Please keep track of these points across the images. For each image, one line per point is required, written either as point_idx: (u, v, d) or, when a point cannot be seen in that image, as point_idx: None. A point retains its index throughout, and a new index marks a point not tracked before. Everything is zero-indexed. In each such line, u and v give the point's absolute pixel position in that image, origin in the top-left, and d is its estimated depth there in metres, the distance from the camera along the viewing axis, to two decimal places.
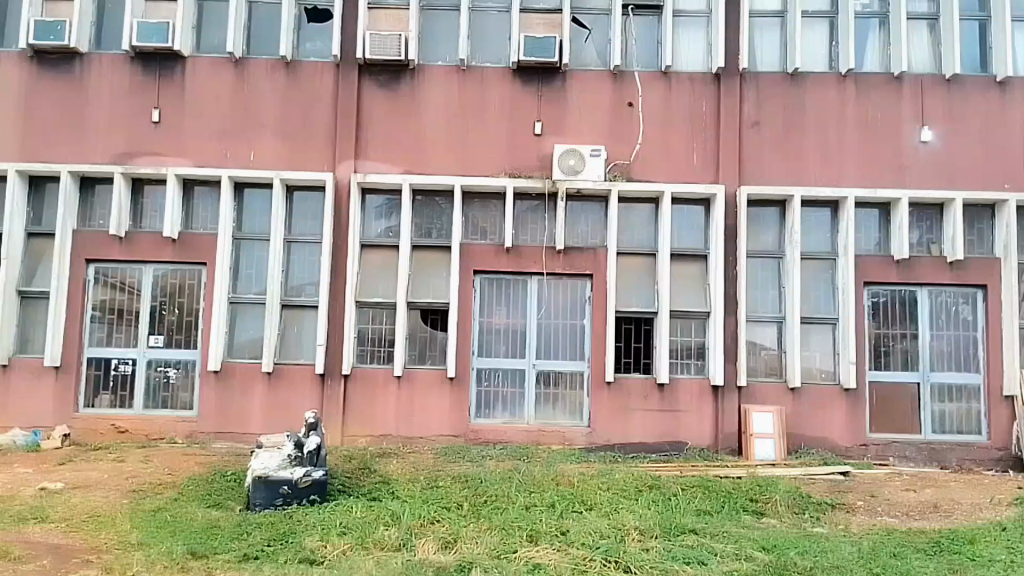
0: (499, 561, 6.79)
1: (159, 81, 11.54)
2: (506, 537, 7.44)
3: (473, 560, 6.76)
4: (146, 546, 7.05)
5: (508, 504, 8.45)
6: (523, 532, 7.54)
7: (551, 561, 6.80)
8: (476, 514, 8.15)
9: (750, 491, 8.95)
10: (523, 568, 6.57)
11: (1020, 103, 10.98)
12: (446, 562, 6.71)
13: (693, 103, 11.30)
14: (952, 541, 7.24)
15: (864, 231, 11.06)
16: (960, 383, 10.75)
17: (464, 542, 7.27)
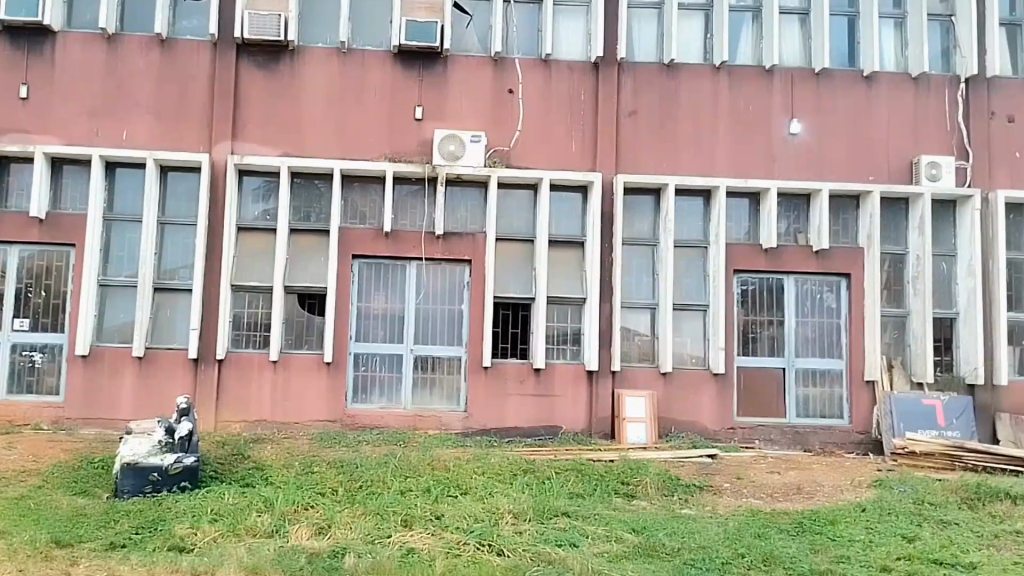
0: (372, 546, 6.63)
1: (28, 56, 10.81)
2: (380, 522, 7.27)
3: (346, 545, 6.57)
4: (6, 536, 6.57)
5: (383, 489, 8.27)
6: (397, 517, 7.38)
7: (425, 546, 6.69)
8: (351, 499, 7.95)
9: (621, 474, 9.06)
10: (397, 553, 6.43)
11: (883, 98, 11.45)
12: (319, 548, 6.50)
13: (573, 90, 11.31)
14: (813, 522, 7.50)
15: (735, 221, 11.35)
16: (822, 368, 11.18)
17: (338, 528, 7.07)
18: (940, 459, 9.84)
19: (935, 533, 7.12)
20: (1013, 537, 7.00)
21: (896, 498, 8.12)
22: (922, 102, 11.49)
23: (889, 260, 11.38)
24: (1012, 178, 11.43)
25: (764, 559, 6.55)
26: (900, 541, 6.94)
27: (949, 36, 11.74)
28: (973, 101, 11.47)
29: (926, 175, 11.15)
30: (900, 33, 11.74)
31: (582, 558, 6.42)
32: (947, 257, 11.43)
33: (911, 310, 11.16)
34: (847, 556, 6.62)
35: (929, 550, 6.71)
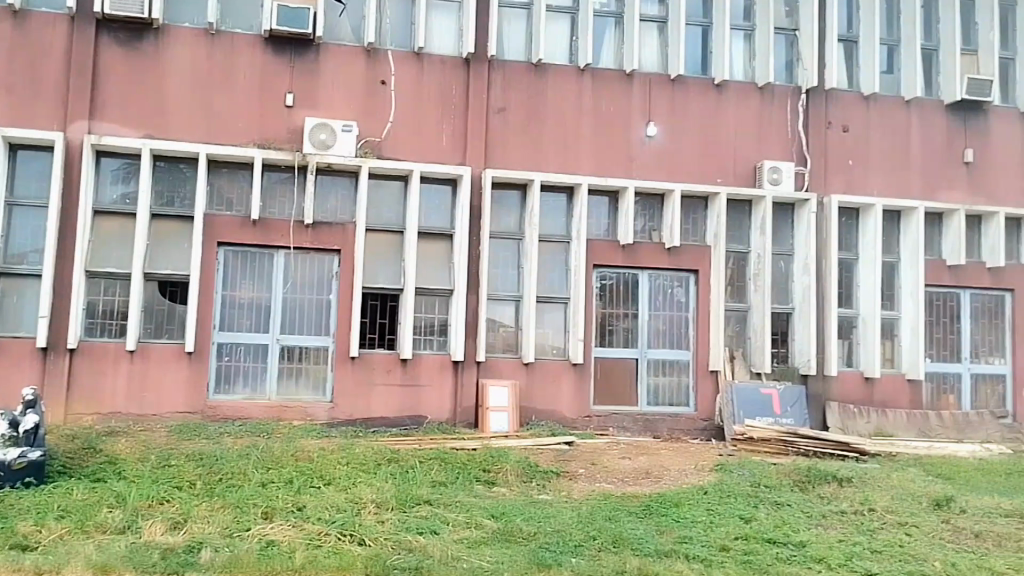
0: (230, 540, 6.60)
1: None
2: (238, 515, 7.23)
3: (203, 540, 6.52)
4: None
5: (243, 481, 8.21)
6: (257, 510, 7.36)
7: (285, 537, 6.71)
8: (209, 493, 7.86)
9: (483, 462, 9.29)
10: (256, 546, 6.43)
11: (732, 106, 12.11)
12: (174, 543, 6.42)
13: (443, 84, 11.45)
14: (660, 505, 7.92)
15: (595, 217, 11.77)
16: (671, 358, 11.75)
17: (194, 522, 6.99)
18: (775, 444, 10.53)
19: (770, 514, 7.64)
20: (838, 516, 7.60)
21: (737, 481, 8.67)
22: (768, 111, 12.22)
23: (734, 258, 12.04)
24: (845, 183, 12.31)
25: (613, 541, 6.88)
26: (738, 522, 7.42)
27: (793, 49, 12.50)
28: (813, 111, 12.30)
29: (768, 179, 11.84)
30: (749, 44, 12.43)
31: (442, 545, 6.59)
32: (786, 257, 12.23)
33: (752, 304, 11.88)
34: (690, 537, 7.04)
35: (764, 530, 7.22)
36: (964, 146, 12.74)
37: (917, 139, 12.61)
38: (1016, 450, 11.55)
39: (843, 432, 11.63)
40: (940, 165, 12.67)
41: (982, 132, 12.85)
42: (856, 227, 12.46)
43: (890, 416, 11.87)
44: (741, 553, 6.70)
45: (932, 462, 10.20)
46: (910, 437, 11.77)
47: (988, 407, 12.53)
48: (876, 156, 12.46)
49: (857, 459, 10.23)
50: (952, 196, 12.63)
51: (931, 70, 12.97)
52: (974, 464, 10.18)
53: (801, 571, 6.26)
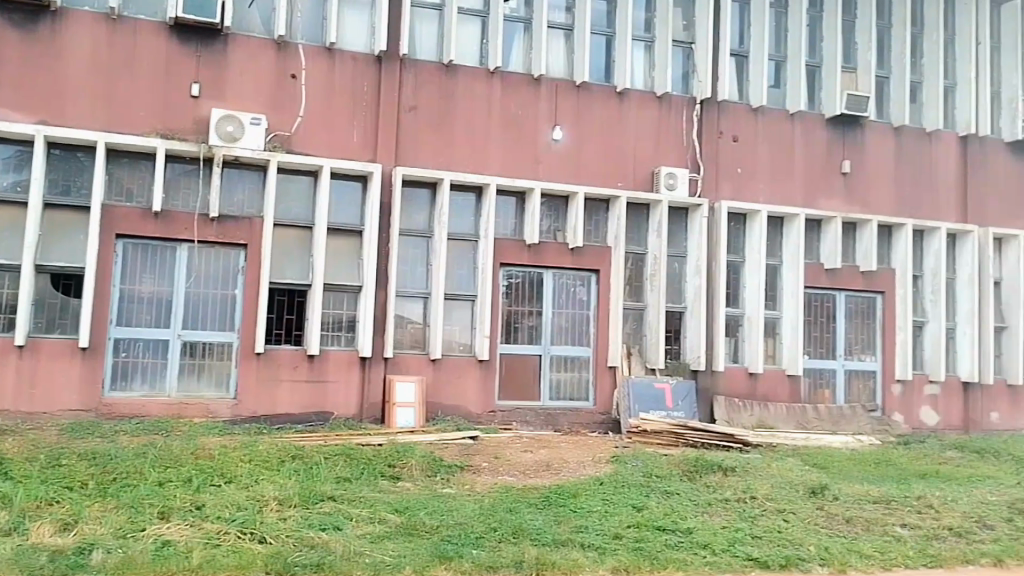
0: (124, 541, 6.58)
1: None
2: (133, 515, 7.20)
3: (95, 541, 6.49)
4: None
5: (139, 481, 8.15)
6: (153, 510, 7.34)
7: (181, 537, 6.72)
8: (103, 492, 7.78)
9: (387, 457, 9.43)
10: (151, 546, 6.43)
11: (633, 113, 12.55)
12: (64, 545, 6.38)
13: (353, 82, 11.52)
14: (558, 496, 8.22)
15: (502, 217, 12.02)
16: (573, 354, 12.11)
17: (86, 523, 6.94)
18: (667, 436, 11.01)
19: (661, 503, 8.03)
20: (724, 504, 8.04)
21: (630, 472, 9.05)
22: (666, 119, 12.72)
23: (632, 258, 12.47)
24: (734, 190, 12.92)
25: (512, 532, 7.13)
26: (631, 511, 7.78)
27: (689, 61, 13.02)
28: (706, 121, 12.86)
29: (664, 184, 12.37)
30: (649, 56, 12.86)
31: (344, 541, 6.71)
32: (680, 257, 12.73)
33: (649, 303, 12.36)
34: (585, 526, 7.34)
35: (655, 518, 7.58)
36: (841, 158, 13.59)
37: (799, 151, 13.36)
38: (885, 441, 12.44)
39: (729, 424, 12.22)
40: (819, 176, 13.47)
41: (858, 145, 13.72)
42: (744, 231, 13.09)
43: (772, 409, 12.54)
44: (633, 541, 7.04)
45: (810, 452, 10.88)
46: (790, 428, 12.43)
47: (861, 401, 13.41)
48: (763, 166, 13.13)
49: (741, 450, 10.89)
50: (830, 204, 13.48)
51: (814, 85, 13.77)
52: (847, 453, 10.90)
53: (689, 557, 6.64)
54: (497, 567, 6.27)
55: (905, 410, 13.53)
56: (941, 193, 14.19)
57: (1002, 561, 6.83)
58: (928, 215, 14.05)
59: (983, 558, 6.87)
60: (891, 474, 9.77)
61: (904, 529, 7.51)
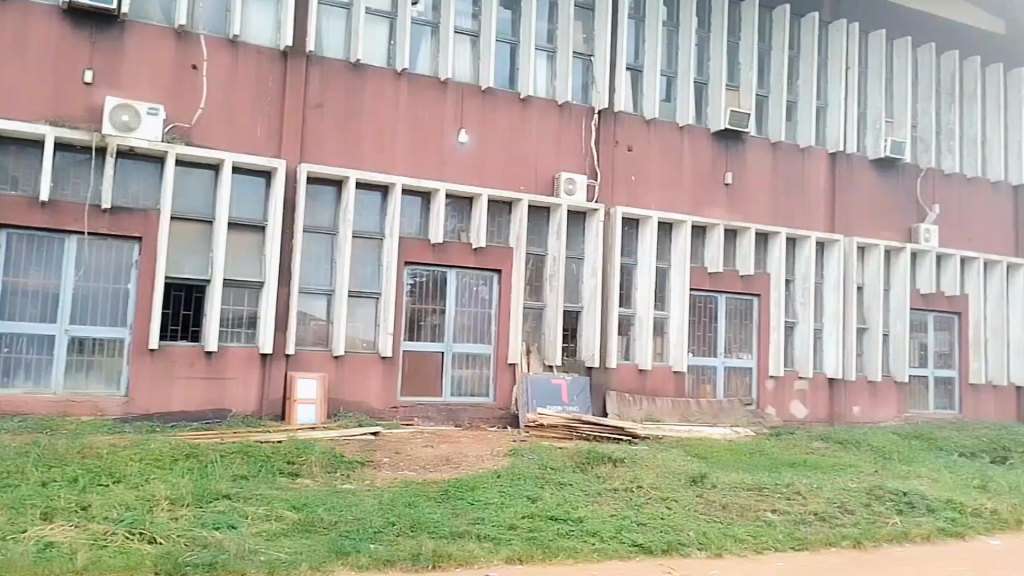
0: (3, 543, 6.47)
1: None
2: (14, 517, 7.07)
3: None
4: None
5: (20, 481, 7.99)
6: (35, 511, 7.23)
7: (66, 539, 6.66)
8: None
9: (287, 454, 9.49)
10: (33, 548, 6.35)
11: (536, 119, 12.90)
12: None
13: (258, 77, 11.48)
14: (457, 489, 8.45)
15: (407, 216, 12.17)
16: (475, 352, 12.36)
17: None
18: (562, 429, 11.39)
19: (554, 493, 8.36)
20: (613, 494, 8.44)
21: (526, 464, 9.36)
22: (567, 126, 13.11)
23: (533, 260, 12.83)
24: (628, 197, 13.44)
25: (410, 526, 7.31)
26: (525, 502, 8.07)
27: (589, 73, 13.43)
28: (603, 130, 13.33)
29: (564, 189, 12.71)
30: (550, 65, 13.23)
31: (238, 539, 6.76)
32: (577, 260, 13.13)
33: (548, 303, 12.71)
34: (481, 518, 7.59)
35: (548, 508, 7.90)
36: (725, 170, 14.29)
37: (688, 162, 14.00)
38: (758, 433, 13.21)
39: (620, 418, 12.72)
40: (706, 186, 14.13)
41: (740, 159, 14.48)
42: (637, 235, 13.60)
43: (659, 403, 13.11)
44: (527, 530, 7.33)
45: (692, 443, 11.44)
46: (675, 421, 13.05)
47: (738, 396, 14.25)
48: (654, 175, 13.71)
49: (631, 442, 11.39)
50: (714, 213, 14.16)
51: (701, 100, 14.45)
52: (726, 444, 11.54)
53: (579, 545, 7.03)
54: (394, 561, 6.44)
55: (777, 404, 14.45)
56: (811, 206, 15.14)
57: (861, 543, 7.58)
58: (799, 225, 14.96)
59: (843, 540, 7.62)
60: (763, 463, 10.42)
61: (773, 514, 8.15)
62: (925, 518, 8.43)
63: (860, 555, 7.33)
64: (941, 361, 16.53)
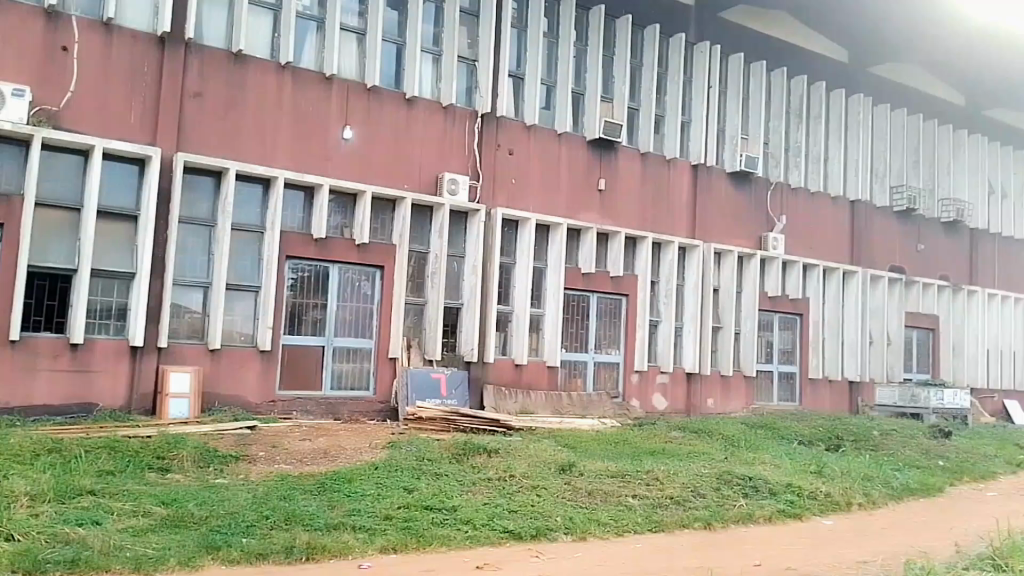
0: None
1: None
2: None
3: None
4: None
5: None
6: None
7: None
8: None
9: (157, 449, 9.35)
10: None
11: (420, 119, 13.06)
12: None
13: (134, 62, 11.15)
14: (333, 481, 8.54)
15: (289, 210, 12.14)
16: (356, 346, 12.44)
17: None
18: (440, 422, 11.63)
19: (430, 484, 8.58)
20: (486, 483, 8.74)
21: (403, 456, 9.53)
22: (450, 127, 13.33)
23: (415, 257, 13.00)
24: (508, 198, 13.78)
25: (285, 518, 7.36)
26: (402, 493, 8.27)
27: (473, 78, 13.70)
28: (484, 133, 13.61)
29: (448, 189, 12.95)
30: (436, 68, 13.40)
31: (102, 535, 6.67)
32: (458, 258, 13.37)
33: (429, 299, 12.90)
34: (357, 509, 7.73)
35: (423, 498, 8.12)
36: (599, 176, 14.84)
37: (565, 167, 14.45)
38: (623, 423, 13.79)
39: (497, 410, 13.03)
40: (581, 191, 14.62)
41: (612, 166, 15.05)
42: (516, 236, 13.96)
43: (533, 396, 13.53)
44: (402, 520, 7.53)
45: (562, 433, 11.88)
46: (546, 413, 13.52)
47: (606, 388, 14.81)
48: (533, 178, 14.09)
49: (506, 433, 11.74)
50: (588, 217, 14.67)
51: (578, 110, 14.94)
52: (594, 434, 12.01)
53: (452, 533, 7.35)
54: (267, 554, 6.53)
55: (640, 396, 15.08)
56: (676, 213, 15.89)
57: (711, 524, 8.38)
58: (664, 230, 15.69)
59: (695, 522, 8.35)
60: (628, 452, 10.92)
61: (635, 499, 8.71)
62: (769, 501, 9.23)
63: (709, 535, 8.14)
64: (785, 358, 17.72)
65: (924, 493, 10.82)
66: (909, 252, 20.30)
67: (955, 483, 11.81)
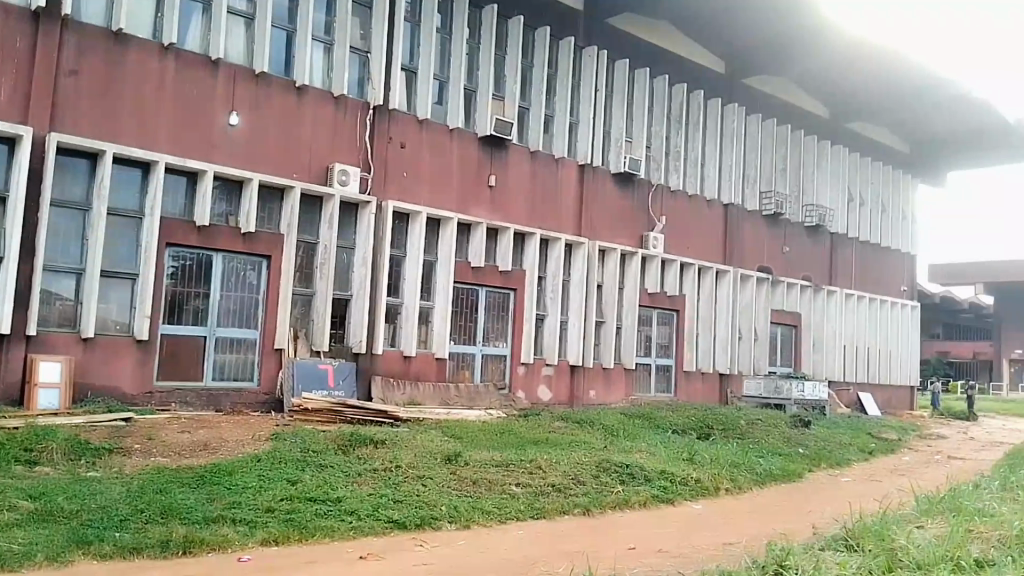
0: None
1: None
2: None
3: None
4: None
5: None
6: None
7: None
8: None
9: (24, 441, 8.96)
10: None
11: (309, 108, 12.90)
12: None
13: (5, 35, 10.50)
14: (214, 474, 8.40)
15: (171, 196, 11.81)
16: (239, 337, 12.21)
17: None
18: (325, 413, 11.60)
19: (314, 475, 8.56)
20: (372, 474, 8.78)
21: (287, 448, 9.46)
22: (340, 118, 13.23)
23: (304, 247, 12.88)
24: (399, 191, 13.77)
25: (161, 512, 7.22)
26: (285, 485, 8.23)
27: (365, 69, 13.65)
28: (376, 126, 13.58)
29: (338, 180, 12.86)
30: (328, 57, 13.30)
31: None
32: (349, 249, 13.32)
33: (317, 291, 12.82)
34: (238, 502, 7.65)
35: (307, 490, 8.10)
36: (489, 173, 15.01)
37: (456, 162, 14.56)
38: (509, 414, 14.04)
39: (384, 402, 13.07)
40: (471, 187, 14.76)
41: (502, 163, 15.24)
42: (406, 229, 14.00)
43: (421, 387, 13.63)
44: (284, 513, 7.51)
45: (449, 423, 12.04)
46: (435, 404, 13.64)
47: (493, 380, 15.05)
48: (424, 171, 14.14)
49: (393, 424, 11.80)
50: (478, 212, 14.83)
51: (471, 107, 15.08)
52: (480, 425, 12.19)
53: (335, 523, 7.39)
54: (142, 548, 6.41)
55: (526, 387, 15.41)
56: (564, 210, 16.23)
57: (589, 510, 8.71)
58: (551, 227, 16.00)
59: (574, 508, 8.67)
60: (512, 441, 11.15)
61: (518, 487, 8.94)
62: (644, 487, 9.64)
63: (588, 521, 8.46)
64: (662, 352, 18.37)
65: (785, 478, 11.49)
66: (777, 254, 21.34)
67: (814, 469, 12.57)
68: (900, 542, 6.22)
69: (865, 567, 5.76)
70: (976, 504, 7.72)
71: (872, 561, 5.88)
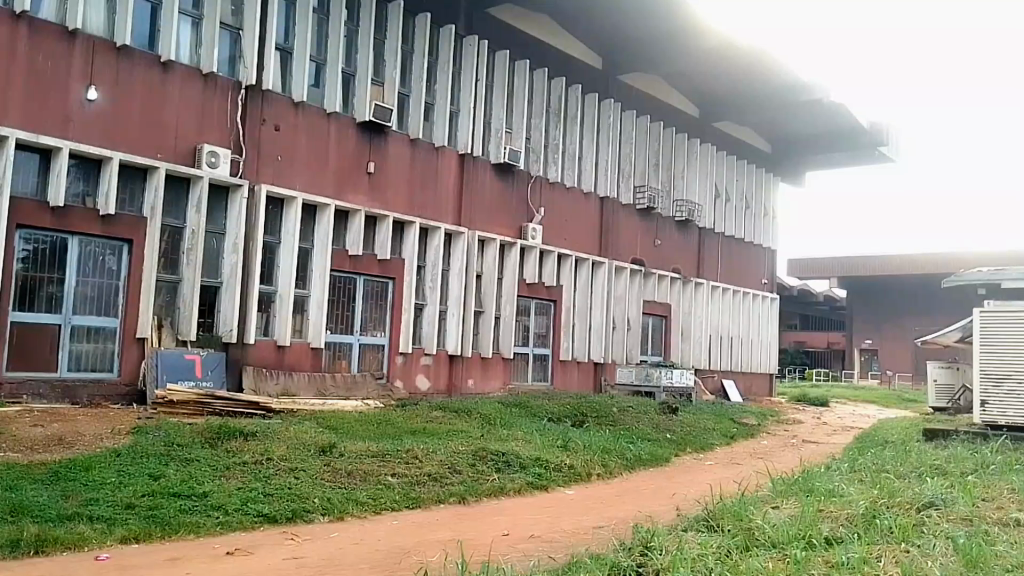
0: None
1: None
2: None
3: None
4: None
5: None
6: None
7: None
8: None
9: None
10: None
11: (173, 86, 12.29)
12: None
13: None
14: (68, 470, 7.93)
15: (22, 174, 11.01)
16: (97, 325, 11.56)
17: None
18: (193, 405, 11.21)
19: (177, 470, 8.24)
20: (240, 467, 8.53)
21: (149, 442, 9.06)
22: (208, 98, 12.67)
23: (168, 232, 12.32)
24: (273, 175, 13.41)
25: (11, 510, 6.75)
26: (146, 480, 7.87)
27: (236, 47, 13.18)
28: (248, 108, 13.12)
29: (206, 162, 12.38)
30: (195, 33, 12.78)
31: None
32: (218, 235, 12.87)
33: (183, 277, 12.30)
34: (95, 498, 7.27)
35: (170, 485, 7.79)
36: (368, 160, 14.80)
37: (333, 147, 14.30)
38: (387, 403, 13.95)
39: (257, 392, 12.74)
40: (347, 174, 14.49)
41: (380, 151, 15.07)
42: (280, 215, 13.65)
43: (295, 377, 13.36)
44: (146, 509, 7.19)
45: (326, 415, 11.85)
46: (310, 395, 13.40)
47: (370, 370, 14.92)
48: (300, 156, 13.80)
49: (265, 416, 11.54)
50: (356, 200, 14.60)
51: (348, 91, 14.82)
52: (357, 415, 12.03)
53: (201, 519, 7.13)
54: None
55: (404, 377, 15.34)
56: (444, 198, 16.19)
57: (465, 498, 8.80)
58: (431, 215, 15.93)
59: (449, 496, 8.73)
60: (390, 432, 11.03)
61: (393, 478, 8.90)
62: (519, 474, 9.78)
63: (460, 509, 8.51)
64: (540, 341, 18.60)
65: (652, 463, 11.88)
66: (649, 248, 21.98)
67: (679, 453, 13.03)
68: (756, 522, 6.52)
69: (725, 546, 6.01)
70: (826, 484, 8.19)
71: (731, 541, 6.14)
